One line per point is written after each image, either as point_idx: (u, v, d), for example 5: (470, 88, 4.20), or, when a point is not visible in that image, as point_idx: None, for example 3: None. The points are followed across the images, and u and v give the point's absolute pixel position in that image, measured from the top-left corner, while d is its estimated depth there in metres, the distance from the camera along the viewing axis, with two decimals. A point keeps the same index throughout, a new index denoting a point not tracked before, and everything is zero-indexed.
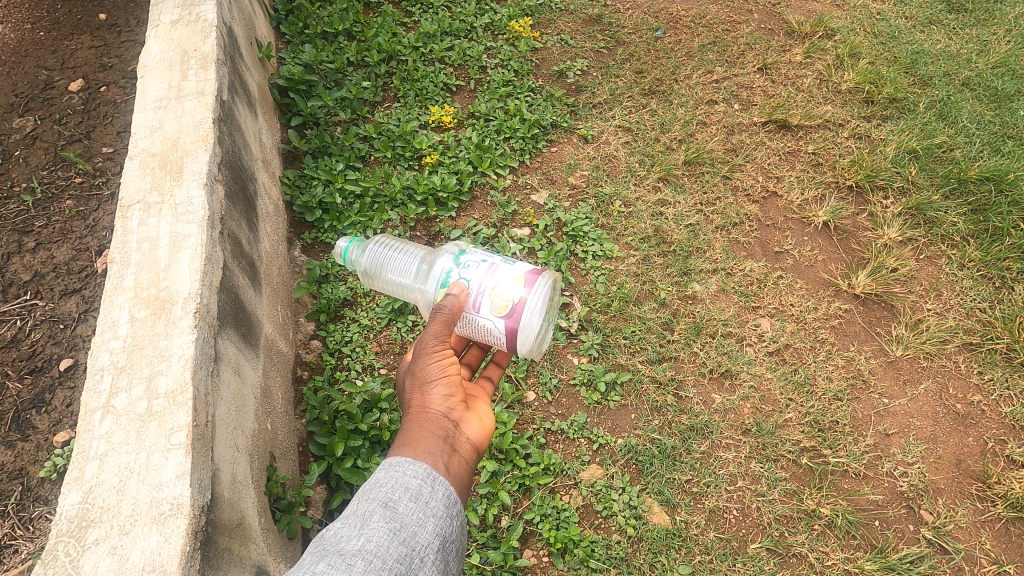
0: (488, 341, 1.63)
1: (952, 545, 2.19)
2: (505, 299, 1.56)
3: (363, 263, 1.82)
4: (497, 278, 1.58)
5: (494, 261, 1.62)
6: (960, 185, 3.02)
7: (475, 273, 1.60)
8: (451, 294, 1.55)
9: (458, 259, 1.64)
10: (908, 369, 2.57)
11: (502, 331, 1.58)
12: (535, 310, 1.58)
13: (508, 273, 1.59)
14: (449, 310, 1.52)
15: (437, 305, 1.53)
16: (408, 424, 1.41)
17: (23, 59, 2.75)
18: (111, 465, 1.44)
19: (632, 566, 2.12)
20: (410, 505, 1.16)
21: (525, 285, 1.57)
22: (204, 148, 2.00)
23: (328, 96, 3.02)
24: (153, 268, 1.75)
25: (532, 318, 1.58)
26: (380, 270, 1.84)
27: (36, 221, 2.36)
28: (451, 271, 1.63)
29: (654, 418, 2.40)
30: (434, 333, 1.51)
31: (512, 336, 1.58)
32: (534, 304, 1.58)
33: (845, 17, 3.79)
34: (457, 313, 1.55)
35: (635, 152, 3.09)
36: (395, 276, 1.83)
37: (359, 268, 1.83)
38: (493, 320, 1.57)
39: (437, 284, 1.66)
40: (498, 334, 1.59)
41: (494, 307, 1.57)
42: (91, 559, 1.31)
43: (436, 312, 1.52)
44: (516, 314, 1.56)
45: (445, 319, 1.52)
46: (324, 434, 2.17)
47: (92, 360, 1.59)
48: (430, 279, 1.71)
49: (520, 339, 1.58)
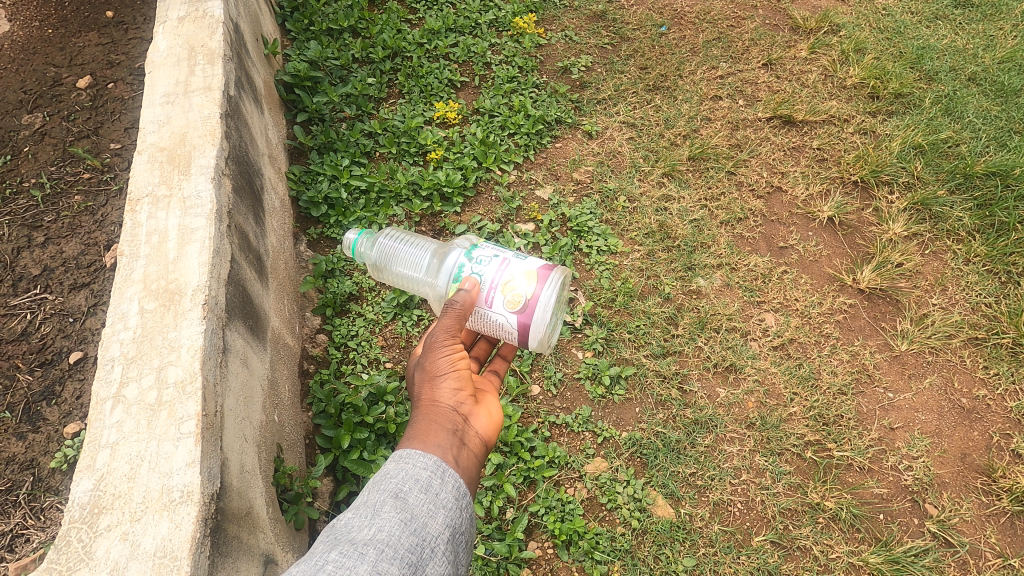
0: (500, 336, 1.64)
1: (956, 538, 2.19)
2: (517, 295, 1.57)
3: (371, 256, 1.82)
4: (509, 273, 1.59)
5: (506, 256, 1.62)
6: (966, 180, 3.01)
7: (487, 269, 1.60)
8: (464, 290, 1.56)
9: (470, 254, 1.64)
10: (913, 363, 2.57)
11: (515, 326, 1.59)
12: (547, 306, 1.59)
13: (521, 268, 1.60)
14: (460, 304, 1.54)
15: (450, 299, 1.55)
16: (417, 417, 1.42)
17: (32, 56, 2.77)
18: (122, 453, 1.45)
19: (636, 559, 2.13)
20: (420, 495, 1.17)
21: (538, 281, 1.58)
22: (212, 142, 2.01)
23: (334, 92, 3.04)
24: (163, 260, 1.76)
25: (544, 313, 1.58)
26: (389, 263, 1.85)
27: (46, 216, 2.38)
28: (463, 266, 1.63)
29: (659, 411, 2.41)
30: (445, 328, 1.53)
31: (525, 332, 1.59)
32: (547, 299, 1.58)
33: (851, 13, 3.78)
34: (468, 308, 1.56)
35: (639, 148, 3.10)
36: (404, 269, 1.84)
37: (367, 260, 1.84)
38: (506, 315, 1.58)
39: (447, 278, 1.67)
40: (510, 329, 1.60)
41: (507, 302, 1.58)
42: (104, 544, 1.33)
43: (448, 307, 1.54)
44: (529, 310, 1.57)
45: (456, 314, 1.53)
46: (330, 427, 2.19)
47: (102, 351, 1.61)
48: (439, 274, 1.72)
49: (532, 335, 1.59)
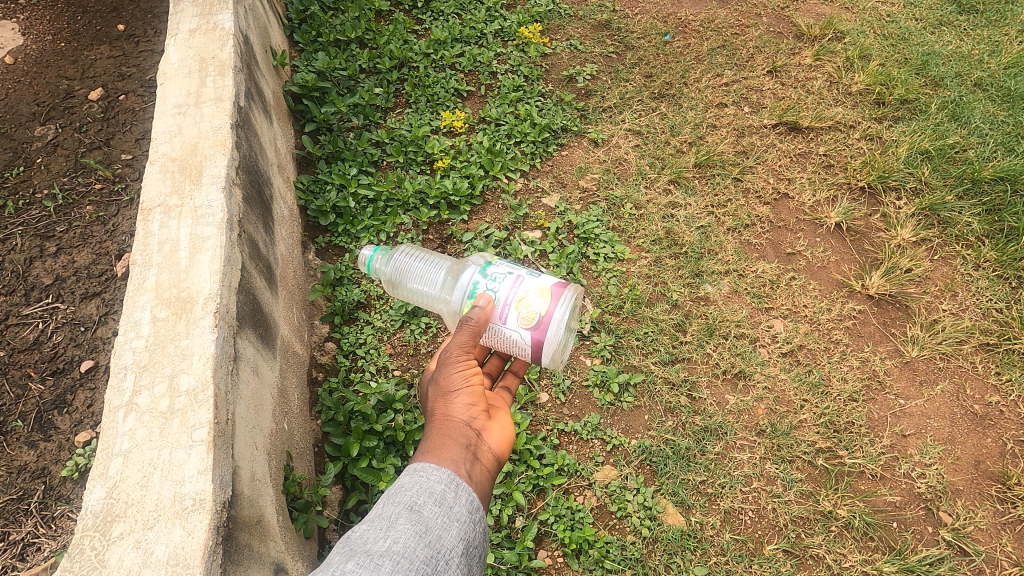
0: (513, 352, 1.64)
1: (973, 547, 2.16)
2: (531, 312, 1.57)
3: (386, 271, 1.83)
4: (523, 290, 1.59)
5: (520, 273, 1.62)
6: (974, 185, 3.00)
7: (501, 285, 1.60)
8: (478, 307, 1.57)
9: (484, 271, 1.64)
10: (924, 369, 2.55)
11: (528, 342, 1.59)
12: (561, 323, 1.58)
13: (535, 284, 1.60)
14: (474, 320, 1.55)
15: (465, 316, 1.55)
16: (431, 432, 1.42)
17: (45, 69, 2.80)
18: (135, 460, 1.46)
19: (647, 568, 2.10)
20: (434, 509, 1.17)
21: (552, 298, 1.58)
22: (223, 152, 2.03)
23: (341, 102, 3.06)
24: (174, 269, 1.77)
25: (558, 330, 1.58)
26: (403, 279, 1.86)
27: (57, 226, 2.40)
28: (478, 282, 1.63)
29: (667, 418, 2.39)
30: (460, 343, 1.53)
31: (538, 349, 1.59)
32: (560, 317, 1.58)
33: (854, 20, 3.79)
34: (482, 324, 1.57)
35: (645, 156, 3.10)
36: (418, 285, 1.85)
37: (382, 276, 1.84)
38: (520, 331, 1.58)
39: (461, 295, 1.67)
40: (523, 345, 1.60)
41: (521, 318, 1.58)
42: (116, 552, 1.34)
43: (463, 323, 1.54)
44: (542, 327, 1.57)
45: (471, 330, 1.54)
46: (339, 435, 2.19)
47: (114, 359, 1.62)
48: (453, 289, 1.73)
49: (545, 352, 1.59)
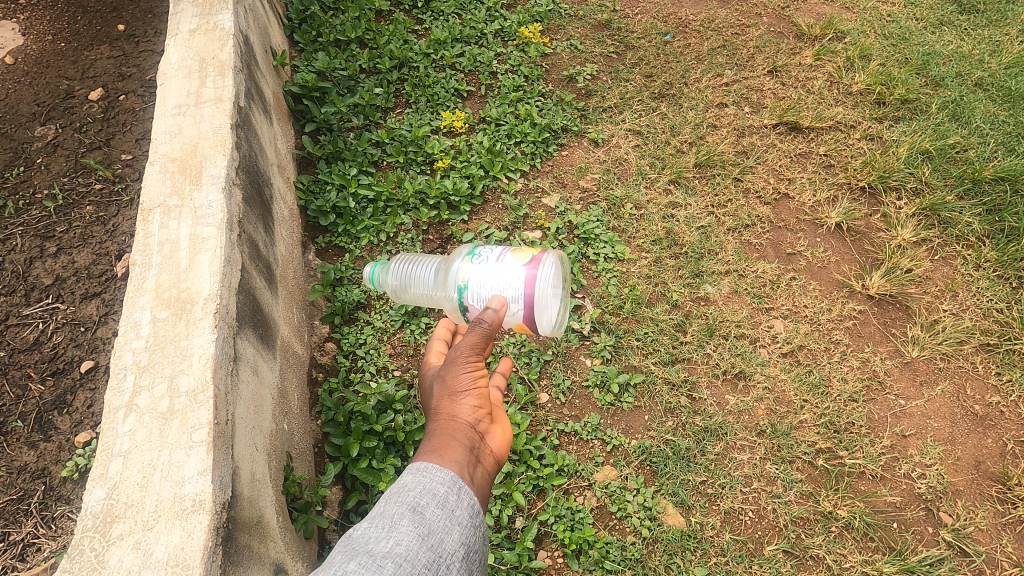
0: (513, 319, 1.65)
1: (973, 547, 2.16)
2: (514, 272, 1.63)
3: (388, 282, 1.85)
4: (502, 258, 1.66)
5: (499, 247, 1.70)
6: (974, 186, 3.00)
7: (483, 262, 1.67)
8: (490, 309, 1.55)
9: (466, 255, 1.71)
10: (924, 369, 2.55)
11: (519, 303, 1.62)
12: (543, 275, 1.63)
13: (513, 251, 1.67)
14: (487, 323, 1.52)
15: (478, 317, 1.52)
16: (434, 430, 1.40)
17: (45, 69, 2.80)
18: (135, 462, 1.46)
19: (647, 568, 2.10)
20: (437, 511, 1.17)
21: (529, 257, 1.65)
22: (223, 153, 2.03)
23: (341, 102, 3.06)
24: (174, 269, 1.77)
25: (542, 281, 1.63)
26: (407, 288, 1.87)
27: (58, 227, 2.40)
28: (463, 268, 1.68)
29: (667, 419, 2.39)
30: (471, 343, 1.49)
31: (529, 305, 1.62)
32: (541, 269, 1.63)
33: (855, 19, 3.78)
34: (494, 326, 1.54)
35: (645, 156, 3.10)
36: (422, 291, 1.86)
37: (386, 288, 1.86)
38: (508, 295, 1.62)
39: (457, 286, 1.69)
40: (516, 307, 1.62)
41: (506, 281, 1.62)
42: (116, 553, 1.34)
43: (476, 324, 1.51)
44: (526, 283, 1.61)
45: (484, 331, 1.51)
46: (339, 436, 2.19)
47: (114, 360, 1.62)
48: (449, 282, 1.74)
49: (537, 307, 1.62)
